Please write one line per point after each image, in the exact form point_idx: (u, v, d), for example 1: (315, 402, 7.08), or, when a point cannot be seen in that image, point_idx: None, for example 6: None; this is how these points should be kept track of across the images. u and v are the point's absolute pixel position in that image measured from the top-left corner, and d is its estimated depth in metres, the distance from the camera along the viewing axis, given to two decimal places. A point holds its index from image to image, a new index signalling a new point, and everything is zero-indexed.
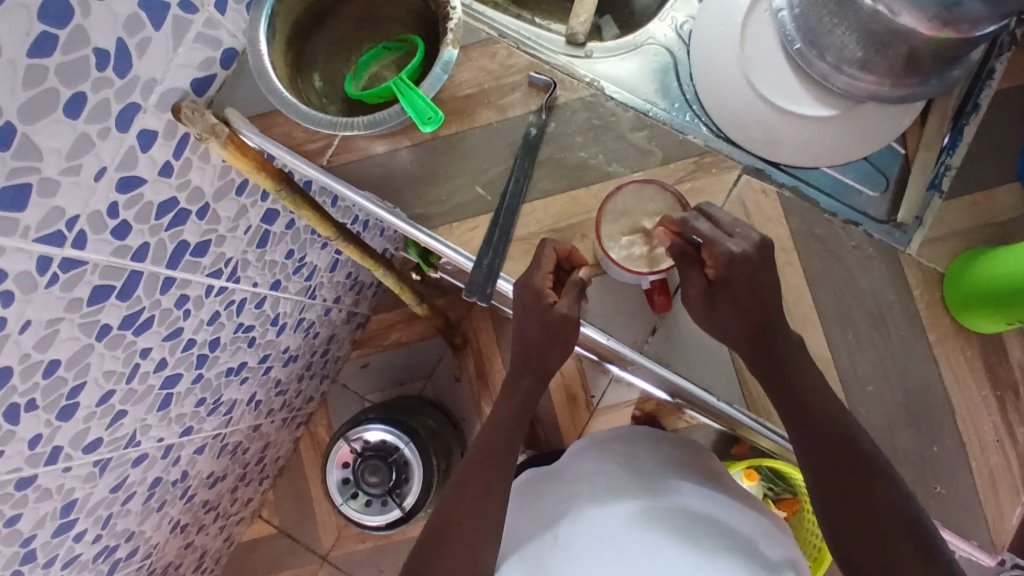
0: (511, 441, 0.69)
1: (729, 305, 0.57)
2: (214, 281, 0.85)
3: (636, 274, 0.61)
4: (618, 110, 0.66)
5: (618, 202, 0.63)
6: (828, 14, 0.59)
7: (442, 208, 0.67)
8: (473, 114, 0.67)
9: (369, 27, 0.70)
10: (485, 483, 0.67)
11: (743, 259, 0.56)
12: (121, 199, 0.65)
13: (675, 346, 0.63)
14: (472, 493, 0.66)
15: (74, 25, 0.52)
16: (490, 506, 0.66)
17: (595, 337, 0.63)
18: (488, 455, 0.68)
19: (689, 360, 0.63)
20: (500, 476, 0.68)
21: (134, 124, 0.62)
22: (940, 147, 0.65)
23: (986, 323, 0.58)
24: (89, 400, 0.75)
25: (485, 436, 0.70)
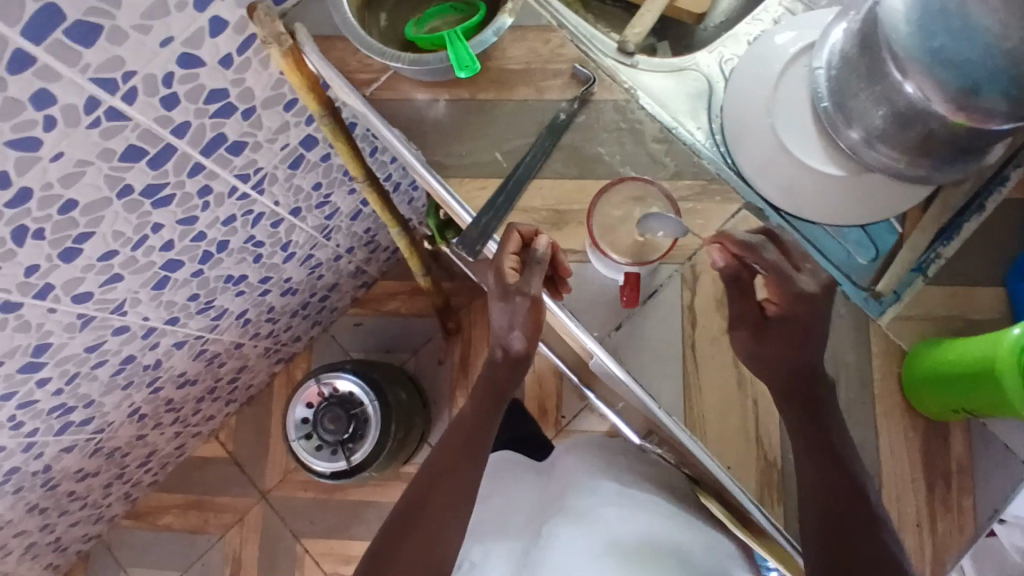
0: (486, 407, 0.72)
1: (777, 330, 0.61)
2: (239, 184, 0.90)
3: (615, 261, 0.64)
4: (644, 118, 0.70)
5: (611, 193, 0.67)
6: (858, 80, 0.62)
7: (458, 161, 0.70)
8: (512, 88, 0.71)
9: None
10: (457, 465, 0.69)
11: (809, 300, 0.60)
12: (177, 73, 0.70)
13: (635, 345, 0.65)
14: (447, 478, 0.68)
15: None
16: (468, 473, 0.69)
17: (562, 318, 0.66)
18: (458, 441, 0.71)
19: (644, 362, 0.64)
20: (470, 457, 0.70)
21: (209, 9, 0.68)
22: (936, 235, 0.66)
23: (936, 406, 0.59)
24: (92, 251, 0.80)
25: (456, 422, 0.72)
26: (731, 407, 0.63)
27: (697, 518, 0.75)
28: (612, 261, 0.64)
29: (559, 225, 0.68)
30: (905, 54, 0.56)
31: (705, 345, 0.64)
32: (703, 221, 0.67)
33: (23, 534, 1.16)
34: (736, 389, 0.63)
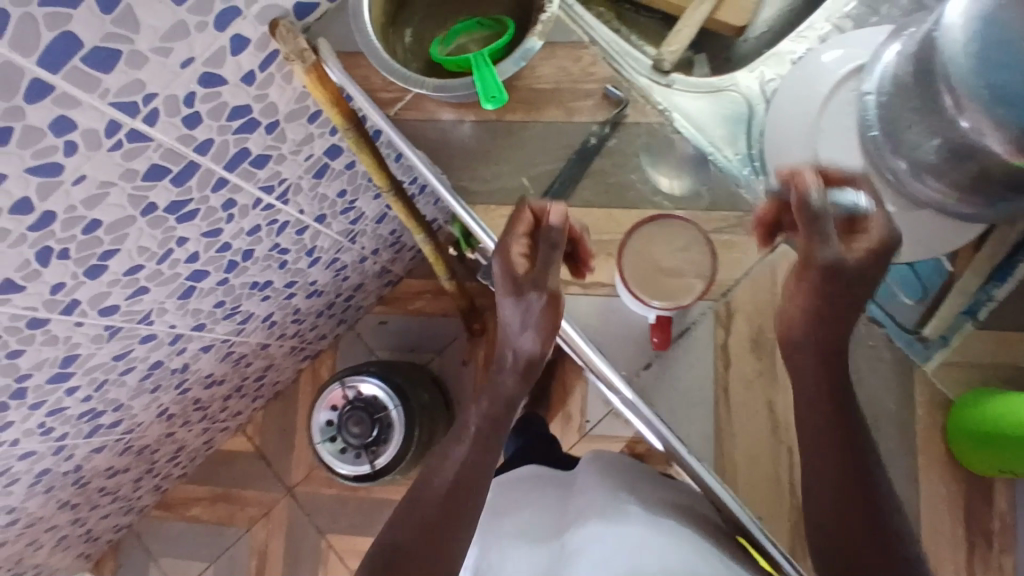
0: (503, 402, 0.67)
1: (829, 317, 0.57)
2: (264, 196, 0.89)
3: (644, 303, 0.61)
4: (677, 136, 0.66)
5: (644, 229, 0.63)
6: (910, 109, 0.58)
7: (485, 187, 0.68)
8: (541, 108, 0.68)
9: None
10: (466, 470, 0.63)
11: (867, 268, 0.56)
12: (200, 92, 0.69)
13: (664, 387, 0.63)
14: (467, 481, 0.62)
15: None
16: (468, 478, 0.63)
17: (588, 354, 0.63)
18: (472, 450, 0.64)
19: (672, 404, 0.62)
20: (477, 460, 0.64)
21: (231, 27, 0.66)
22: (988, 275, 0.62)
23: (975, 458, 0.58)
24: (117, 267, 0.80)
25: (467, 435, 0.65)
26: (764, 455, 0.61)
27: (723, 553, 0.74)
28: (653, 306, 0.61)
29: (587, 255, 0.66)
30: (959, 85, 0.53)
31: (739, 387, 0.62)
32: (740, 255, 0.64)
33: (56, 527, 1.19)
34: (768, 437, 0.61)
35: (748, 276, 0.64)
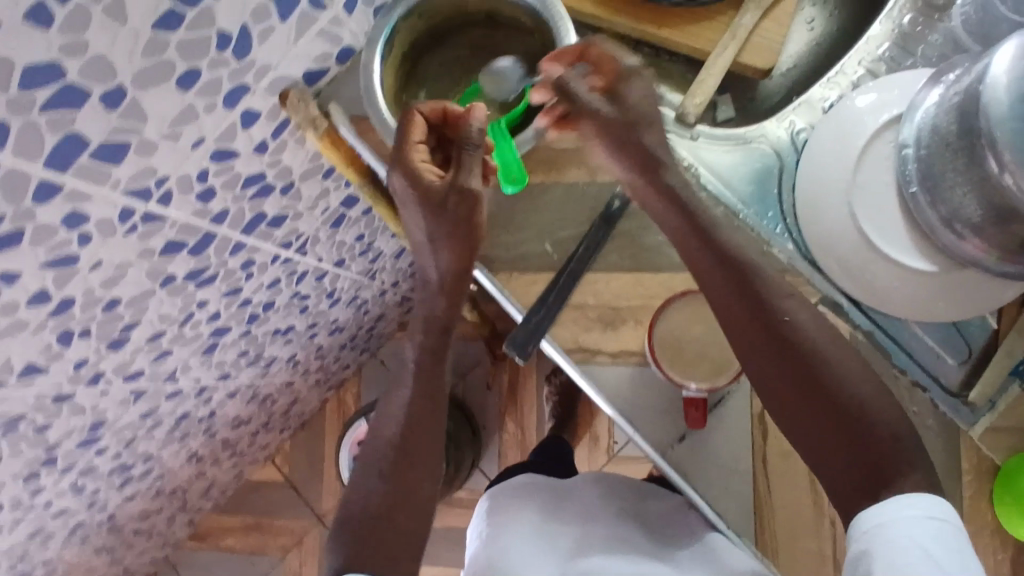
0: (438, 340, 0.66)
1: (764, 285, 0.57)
2: (282, 252, 0.88)
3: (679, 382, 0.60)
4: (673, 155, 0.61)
5: (676, 307, 0.62)
6: (952, 166, 0.56)
7: (503, 255, 0.66)
8: (562, 170, 0.67)
9: (480, 56, 0.68)
10: (421, 426, 0.64)
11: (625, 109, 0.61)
12: (212, 168, 0.68)
13: (701, 460, 0.61)
14: (415, 430, 0.63)
15: (202, 7, 0.54)
16: (431, 435, 0.64)
17: (622, 429, 0.60)
18: (413, 401, 0.64)
19: (710, 477, 0.61)
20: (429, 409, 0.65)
21: (240, 104, 0.64)
22: None
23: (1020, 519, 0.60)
24: (140, 336, 0.79)
25: (409, 372, 0.66)
26: (803, 522, 0.63)
27: None
28: (691, 388, 0.60)
29: (614, 323, 0.64)
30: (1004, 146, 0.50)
31: (779, 462, 0.62)
32: None
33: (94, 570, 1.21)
34: (807, 496, 0.63)
35: None
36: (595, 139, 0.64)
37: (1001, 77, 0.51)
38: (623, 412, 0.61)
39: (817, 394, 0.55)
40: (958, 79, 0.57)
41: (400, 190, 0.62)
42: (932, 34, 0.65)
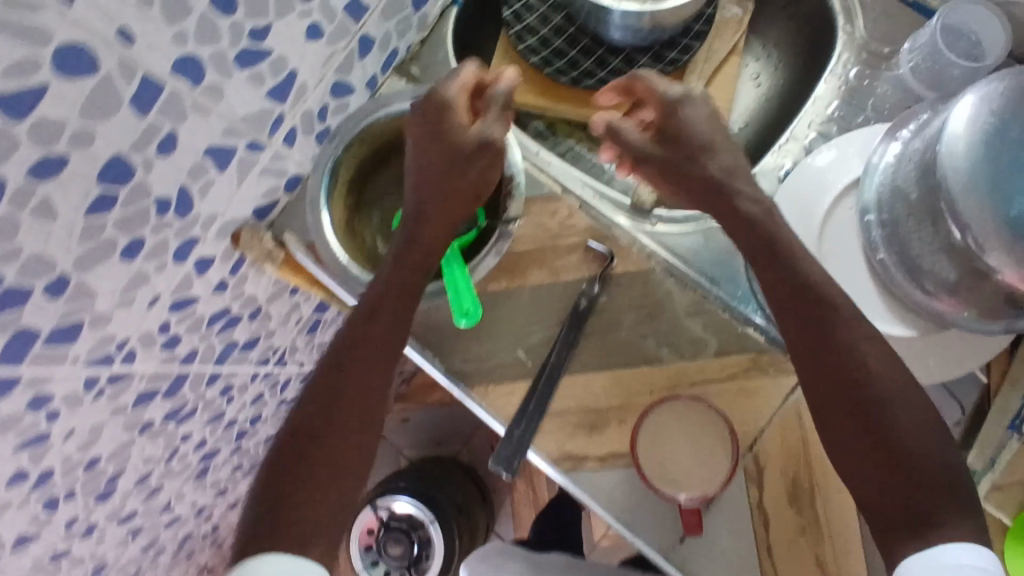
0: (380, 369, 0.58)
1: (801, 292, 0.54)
2: (261, 368, 0.87)
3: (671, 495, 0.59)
4: (746, 181, 0.59)
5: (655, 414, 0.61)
6: (917, 224, 0.55)
7: (479, 366, 0.65)
8: (524, 274, 0.66)
9: None
10: (371, 408, 0.58)
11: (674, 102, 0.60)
12: (173, 318, 0.67)
13: (703, 557, 0.60)
14: (346, 453, 0.56)
15: (134, 183, 0.53)
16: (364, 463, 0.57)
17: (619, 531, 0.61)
18: (346, 426, 0.56)
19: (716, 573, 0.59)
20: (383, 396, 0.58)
21: (191, 255, 0.64)
22: None
23: None
24: (127, 482, 0.78)
25: (358, 339, 0.59)
26: None
27: None
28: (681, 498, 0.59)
29: (597, 425, 0.62)
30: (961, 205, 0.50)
31: (781, 549, 0.59)
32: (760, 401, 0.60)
33: None
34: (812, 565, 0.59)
35: (773, 422, 0.60)
36: (650, 184, 0.63)
37: (958, 144, 0.51)
38: (619, 515, 0.61)
39: (850, 398, 0.52)
40: (914, 136, 0.57)
41: (426, 119, 0.61)
42: (879, 85, 0.62)
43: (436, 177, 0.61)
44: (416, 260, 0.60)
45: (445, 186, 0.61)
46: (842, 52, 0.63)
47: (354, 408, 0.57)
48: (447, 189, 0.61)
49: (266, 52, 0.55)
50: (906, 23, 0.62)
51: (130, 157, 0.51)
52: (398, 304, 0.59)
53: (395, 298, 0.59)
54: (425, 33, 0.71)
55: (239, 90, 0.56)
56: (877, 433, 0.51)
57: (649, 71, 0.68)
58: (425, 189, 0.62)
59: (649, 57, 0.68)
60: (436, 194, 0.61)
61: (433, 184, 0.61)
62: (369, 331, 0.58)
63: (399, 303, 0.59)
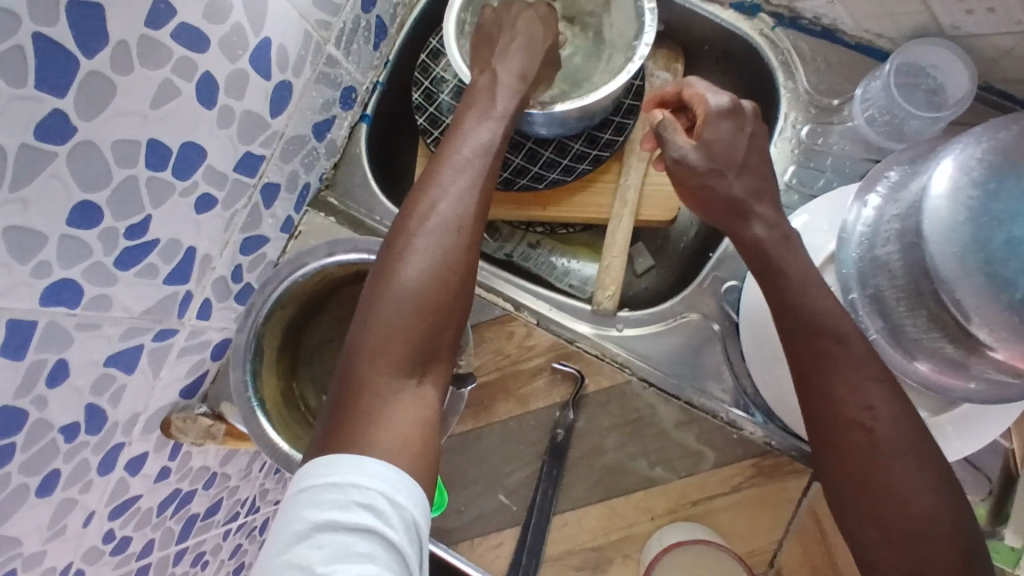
0: (436, 231, 0.46)
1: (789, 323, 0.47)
2: (232, 524, 0.80)
3: None
4: (773, 205, 0.50)
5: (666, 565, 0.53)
6: (902, 298, 0.48)
7: (461, 519, 0.59)
8: (491, 408, 0.59)
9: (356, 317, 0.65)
10: (443, 313, 0.45)
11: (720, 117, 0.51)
12: (116, 523, 0.59)
13: None
14: (392, 365, 0.43)
15: (30, 423, 0.45)
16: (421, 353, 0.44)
17: None
18: (409, 318, 0.44)
19: None
20: (460, 306, 0.46)
21: (119, 461, 0.56)
22: None
23: None
24: None
25: (409, 232, 0.46)
26: None
27: None
28: None
29: (601, 565, 0.56)
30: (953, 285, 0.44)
31: None
32: (772, 511, 0.55)
33: None
34: None
35: (791, 532, 0.55)
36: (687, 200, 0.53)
37: (942, 213, 0.45)
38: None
39: (852, 448, 0.43)
40: (896, 198, 0.50)
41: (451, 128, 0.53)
42: (832, 141, 0.58)
43: (445, 192, 0.48)
44: (456, 253, 0.46)
45: (471, 199, 0.48)
46: (789, 111, 0.59)
47: (423, 320, 0.44)
48: (481, 199, 0.49)
49: (153, 242, 0.50)
50: (846, 69, 0.59)
51: (18, 402, 0.44)
52: (445, 236, 0.46)
53: (455, 227, 0.47)
54: (336, 157, 0.67)
55: (131, 287, 0.49)
56: (870, 484, 0.42)
57: (587, 158, 0.62)
58: (452, 197, 0.48)
59: (583, 143, 0.62)
60: (456, 188, 0.48)
61: (432, 184, 0.48)
62: (418, 264, 0.45)
63: (452, 234, 0.47)
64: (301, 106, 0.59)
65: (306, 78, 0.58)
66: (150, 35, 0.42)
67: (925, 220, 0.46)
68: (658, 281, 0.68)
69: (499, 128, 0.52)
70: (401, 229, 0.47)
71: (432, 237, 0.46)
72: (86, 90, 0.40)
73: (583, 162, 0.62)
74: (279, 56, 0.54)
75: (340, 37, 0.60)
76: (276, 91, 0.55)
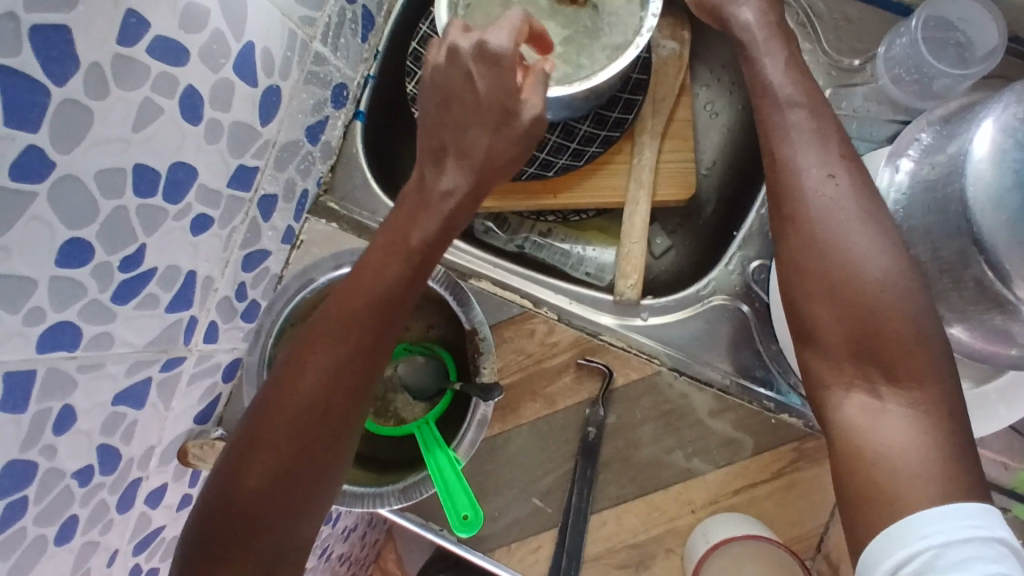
0: (287, 426, 0.42)
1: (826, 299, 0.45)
2: None
3: None
4: None
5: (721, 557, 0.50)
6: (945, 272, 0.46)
7: (495, 526, 0.56)
8: (518, 409, 0.57)
9: None
10: (280, 518, 0.42)
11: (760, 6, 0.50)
12: (141, 557, 0.58)
13: None
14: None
15: (41, 475, 0.43)
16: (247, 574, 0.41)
17: None
18: (241, 530, 0.41)
19: None
20: (309, 506, 0.43)
21: (138, 495, 0.54)
22: None
23: None
24: None
25: (262, 422, 0.43)
26: None
27: None
28: None
29: (644, 561, 0.54)
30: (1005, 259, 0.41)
31: None
32: (816, 493, 0.53)
33: None
34: None
35: (839, 514, 0.52)
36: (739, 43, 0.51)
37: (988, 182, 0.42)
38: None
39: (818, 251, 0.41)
40: (933, 161, 0.47)
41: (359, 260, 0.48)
42: (857, 104, 0.55)
43: (315, 364, 0.43)
44: (313, 446, 0.42)
45: (342, 379, 0.43)
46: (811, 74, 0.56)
47: (255, 528, 0.41)
48: (354, 375, 0.44)
49: (150, 272, 0.47)
50: (863, 28, 0.56)
51: (25, 456, 0.42)
52: (304, 424, 0.42)
53: (314, 414, 0.43)
54: (332, 159, 0.64)
55: (131, 321, 0.47)
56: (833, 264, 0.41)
57: (595, 139, 0.60)
58: (321, 375, 0.43)
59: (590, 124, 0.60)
60: (323, 364, 0.43)
61: (308, 352, 0.44)
62: (255, 473, 0.42)
63: (311, 421, 0.43)
64: (291, 110, 0.56)
65: (295, 80, 0.55)
66: (124, 53, 0.39)
67: (969, 189, 0.43)
68: (680, 263, 0.66)
69: (406, 270, 0.46)
70: (266, 412, 0.43)
71: (283, 429, 0.42)
72: (61, 121, 0.37)
73: (592, 145, 0.60)
74: (264, 60, 0.50)
75: (326, 32, 0.57)
76: (265, 97, 0.52)
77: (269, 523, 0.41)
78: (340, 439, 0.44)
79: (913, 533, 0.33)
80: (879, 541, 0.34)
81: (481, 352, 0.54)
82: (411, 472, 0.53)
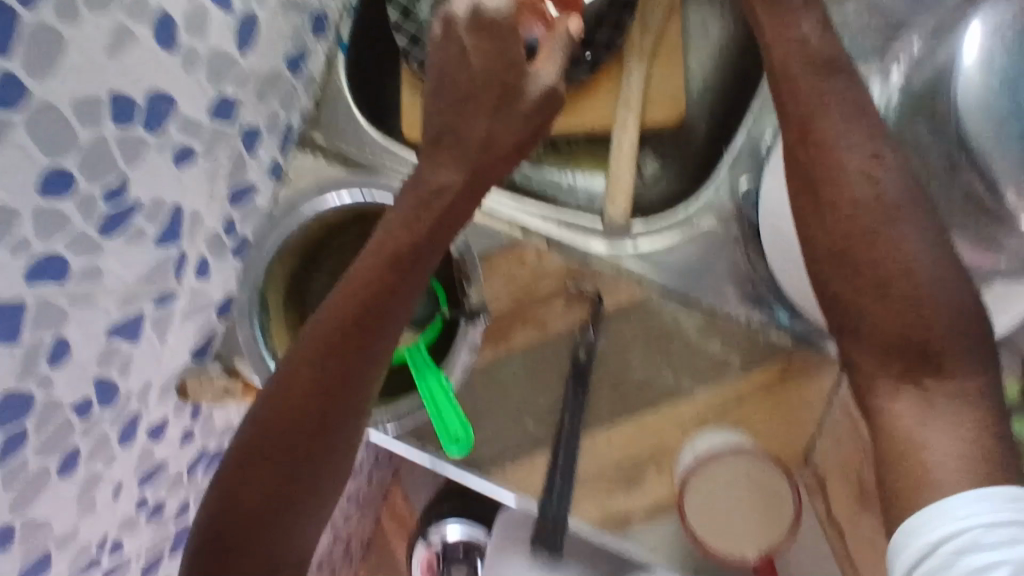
0: (275, 446, 0.42)
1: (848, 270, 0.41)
2: None
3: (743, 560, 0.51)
4: None
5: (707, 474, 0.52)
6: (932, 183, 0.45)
7: (489, 449, 0.58)
8: (509, 335, 0.57)
9: None
10: (269, 539, 0.41)
11: None
12: (147, 489, 0.60)
13: None
14: None
15: (40, 406, 0.44)
16: None
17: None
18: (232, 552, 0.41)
19: None
20: (298, 528, 0.42)
21: (139, 429, 0.56)
22: None
23: None
24: None
25: (253, 440, 0.42)
26: None
27: None
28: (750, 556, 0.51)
29: (635, 478, 0.56)
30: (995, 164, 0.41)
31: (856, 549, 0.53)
32: (802, 409, 0.54)
33: None
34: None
35: (826, 429, 0.54)
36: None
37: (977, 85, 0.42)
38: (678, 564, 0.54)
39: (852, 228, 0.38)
40: (921, 71, 0.47)
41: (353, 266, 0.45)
42: (849, 16, 0.54)
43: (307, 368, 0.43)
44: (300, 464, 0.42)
45: (328, 398, 0.42)
46: None
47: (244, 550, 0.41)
48: (340, 380, 0.43)
49: (136, 206, 0.47)
50: None
51: (23, 387, 0.42)
52: (293, 436, 0.42)
53: (303, 422, 0.42)
54: (315, 91, 0.63)
55: (119, 255, 0.47)
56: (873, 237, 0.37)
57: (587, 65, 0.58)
58: (308, 393, 0.42)
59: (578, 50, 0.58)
60: (307, 381, 0.43)
61: (293, 369, 0.43)
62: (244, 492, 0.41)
63: (296, 442, 0.42)
64: (271, 39, 0.55)
65: (273, 8, 0.54)
66: None
67: (959, 95, 0.42)
68: (673, 189, 0.65)
69: (393, 282, 0.44)
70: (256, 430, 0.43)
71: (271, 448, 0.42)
72: (31, 47, 0.36)
73: (579, 69, 0.58)
74: None
75: None
76: (242, 25, 0.51)
77: (262, 544, 0.41)
78: (330, 445, 0.43)
79: (948, 513, 0.32)
80: (912, 520, 0.33)
81: (467, 278, 0.58)
82: (406, 396, 0.60)
